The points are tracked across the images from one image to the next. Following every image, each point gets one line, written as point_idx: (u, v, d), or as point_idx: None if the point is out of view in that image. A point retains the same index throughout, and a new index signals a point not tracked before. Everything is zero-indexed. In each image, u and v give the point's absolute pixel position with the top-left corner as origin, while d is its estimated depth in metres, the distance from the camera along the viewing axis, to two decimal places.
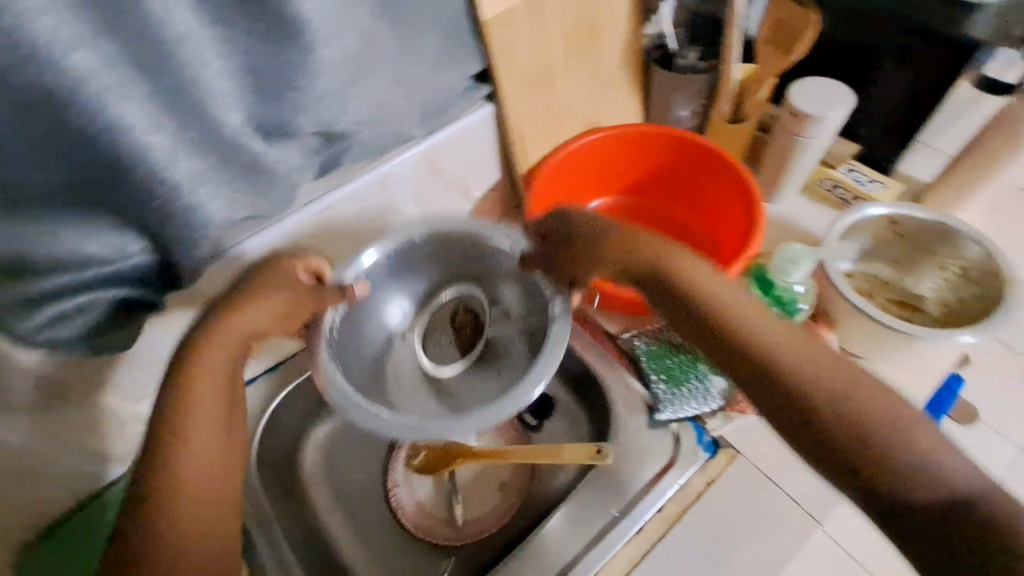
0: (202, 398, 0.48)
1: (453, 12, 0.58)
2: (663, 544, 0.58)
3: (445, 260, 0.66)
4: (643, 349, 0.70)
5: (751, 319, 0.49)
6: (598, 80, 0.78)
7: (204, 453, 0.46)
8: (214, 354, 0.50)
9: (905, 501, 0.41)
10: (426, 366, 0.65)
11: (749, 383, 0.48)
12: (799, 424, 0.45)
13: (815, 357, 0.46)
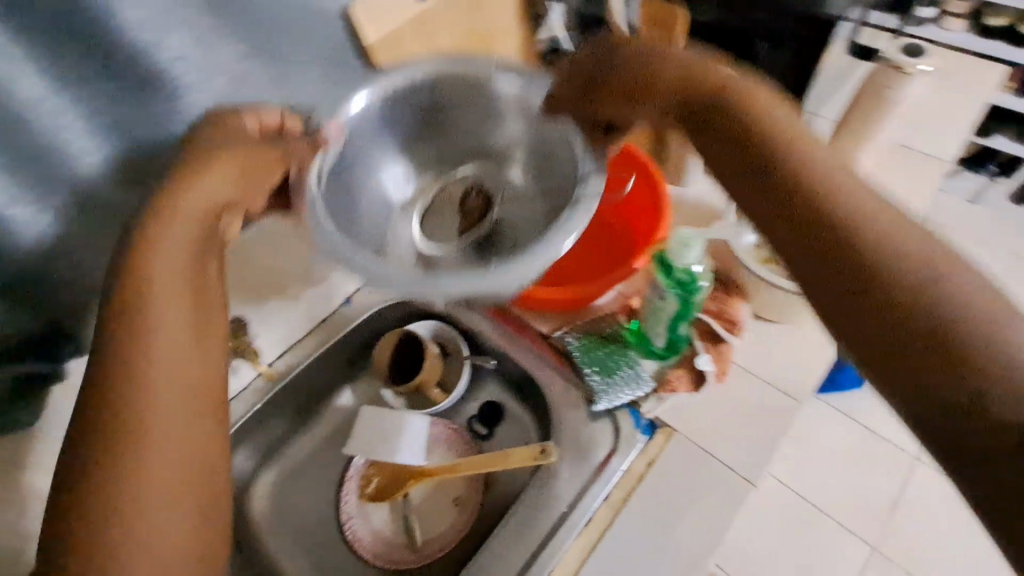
0: (170, 299, 0.42)
1: (325, 42, 0.60)
2: (612, 531, 0.60)
3: (432, 117, 0.62)
4: (575, 344, 0.71)
5: (815, 153, 0.40)
6: None
7: (176, 369, 0.41)
8: (167, 250, 0.44)
9: (954, 333, 0.30)
10: (417, 241, 0.62)
11: (774, 206, 0.39)
12: (829, 261, 0.35)
13: (897, 218, 0.36)
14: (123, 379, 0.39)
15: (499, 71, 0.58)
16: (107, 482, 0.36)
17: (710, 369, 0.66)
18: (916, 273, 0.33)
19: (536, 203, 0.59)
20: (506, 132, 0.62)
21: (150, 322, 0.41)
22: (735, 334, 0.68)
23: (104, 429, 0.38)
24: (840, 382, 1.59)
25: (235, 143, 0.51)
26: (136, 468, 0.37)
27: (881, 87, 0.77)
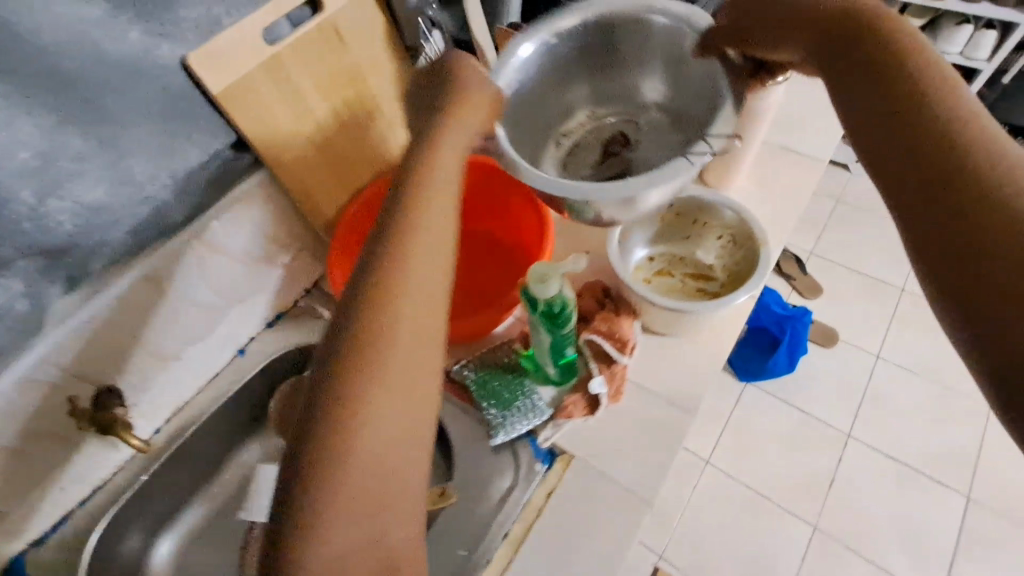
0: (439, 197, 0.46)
1: (169, 90, 0.54)
2: (512, 569, 0.59)
3: (591, 56, 0.72)
4: (473, 377, 0.69)
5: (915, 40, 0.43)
6: (376, 120, 0.75)
7: (423, 265, 0.43)
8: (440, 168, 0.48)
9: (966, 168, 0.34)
10: (602, 159, 0.76)
11: (884, 117, 0.40)
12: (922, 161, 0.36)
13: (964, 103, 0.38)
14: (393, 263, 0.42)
15: (658, 18, 0.66)
16: (400, 330, 0.40)
17: (603, 391, 0.66)
18: (1006, 168, 0.33)
19: (660, 148, 0.73)
20: (653, 82, 0.73)
21: (418, 224, 0.44)
22: (626, 353, 0.67)
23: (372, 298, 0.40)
24: (771, 369, 1.64)
25: (466, 97, 0.54)
26: (369, 329, 0.39)
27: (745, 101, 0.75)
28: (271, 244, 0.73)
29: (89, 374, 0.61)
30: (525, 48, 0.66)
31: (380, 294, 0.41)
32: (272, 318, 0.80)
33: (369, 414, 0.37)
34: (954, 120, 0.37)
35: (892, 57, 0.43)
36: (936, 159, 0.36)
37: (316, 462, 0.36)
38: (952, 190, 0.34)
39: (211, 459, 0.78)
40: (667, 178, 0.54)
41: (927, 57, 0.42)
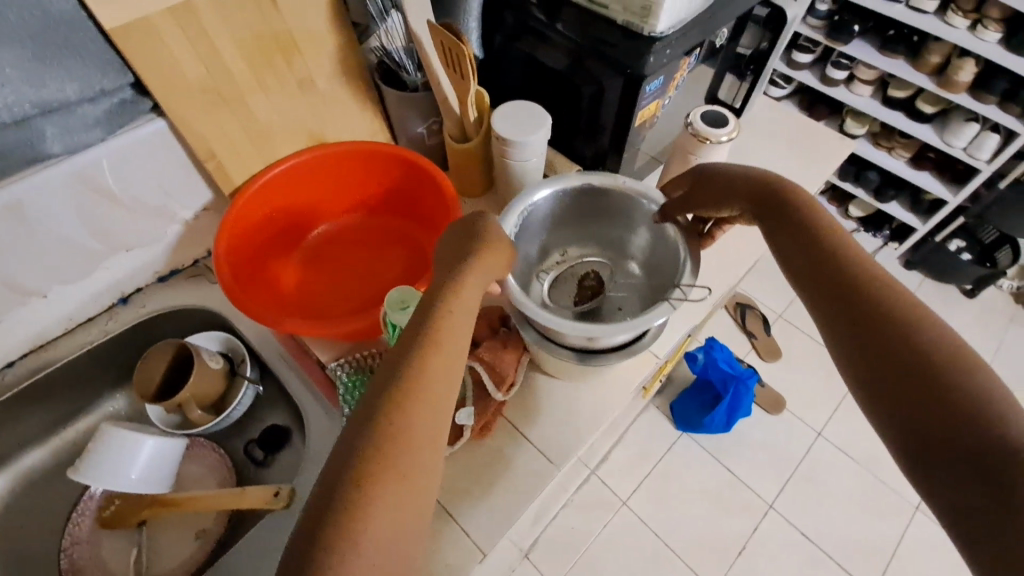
0: (465, 312, 0.47)
1: (51, 19, 0.50)
2: None
3: (586, 208, 0.70)
4: (344, 377, 0.66)
5: (847, 245, 0.50)
6: (307, 93, 0.72)
7: (448, 363, 0.43)
8: (472, 286, 0.49)
9: (945, 394, 0.38)
10: (574, 306, 0.70)
11: (832, 299, 0.47)
12: (850, 325, 0.45)
13: (915, 314, 0.43)
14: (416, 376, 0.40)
15: (646, 201, 0.65)
16: (421, 440, 0.39)
17: (468, 424, 0.62)
18: (924, 346, 0.41)
19: (635, 297, 0.69)
20: (637, 238, 0.70)
21: (448, 333, 0.44)
22: (502, 390, 0.64)
23: (396, 403, 0.39)
24: (707, 425, 1.61)
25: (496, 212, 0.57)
26: (397, 434, 0.38)
27: (686, 154, 0.69)
28: (170, 198, 0.70)
29: None
30: (536, 195, 0.65)
31: (410, 401, 0.39)
32: (166, 274, 0.78)
33: (374, 520, 0.35)
34: (866, 283, 0.46)
35: (806, 226, 0.52)
36: (862, 322, 0.45)
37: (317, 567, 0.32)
38: (878, 351, 0.43)
39: (68, 405, 0.75)
40: (639, 325, 0.57)
41: (836, 226, 0.52)
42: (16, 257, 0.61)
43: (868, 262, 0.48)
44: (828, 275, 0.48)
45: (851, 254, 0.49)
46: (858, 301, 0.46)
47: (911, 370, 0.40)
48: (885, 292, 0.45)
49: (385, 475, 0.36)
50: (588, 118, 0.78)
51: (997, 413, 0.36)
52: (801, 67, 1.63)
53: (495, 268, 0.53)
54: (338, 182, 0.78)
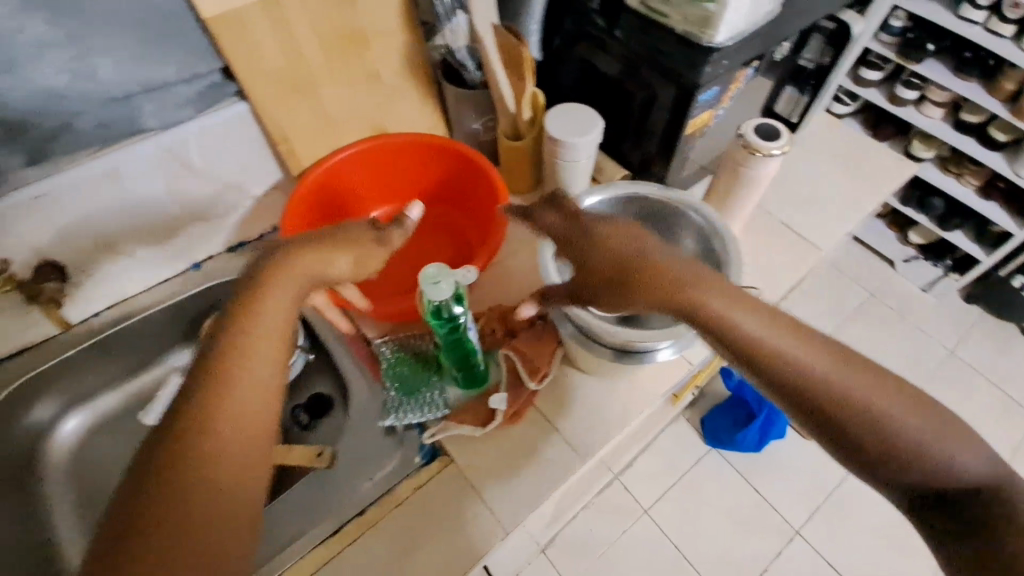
0: (274, 324, 0.46)
1: (160, 6, 0.57)
2: (352, 547, 0.61)
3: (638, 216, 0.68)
4: (388, 355, 0.71)
5: (746, 313, 0.46)
6: (374, 85, 0.77)
7: (251, 372, 0.43)
8: (272, 301, 0.46)
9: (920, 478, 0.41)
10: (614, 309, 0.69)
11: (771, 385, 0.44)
12: (821, 415, 0.43)
13: (825, 393, 0.43)
14: (213, 388, 0.41)
15: (693, 213, 0.63)
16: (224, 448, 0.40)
17: (501, 408, 0.65)
18: (885, 434, 0.42)
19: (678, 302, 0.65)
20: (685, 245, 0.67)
21: (254, 342, 0.44)
22: (536, 379, 0.67)
23: (208, 394, 0.41)
24: (738, 442, 1.58)
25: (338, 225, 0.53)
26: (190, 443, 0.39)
27: (736, 167, 0.68)
28: (242, 174, 0.76)
29: (31, 245, 0.64)
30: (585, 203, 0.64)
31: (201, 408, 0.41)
32: (234, 245, 0.84)
33: (170, 516, 0.37)
34: (783, 365, 0.44)
35: (692, 301, 0.47)
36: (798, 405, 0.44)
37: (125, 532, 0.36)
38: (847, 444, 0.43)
39: (137, 361, 0.80)
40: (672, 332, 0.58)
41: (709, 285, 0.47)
42: (111, 217, 0.68)
43: (771, 324, 0.46)
44: (753, 360, 0.45)
45: (754, 325, 0.45)
46: (806, 384, 0.43)
47: (896, 447, 0.41)
48: (827, 363, 0.44)
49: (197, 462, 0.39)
50: (638, 122, 0.80)
51: (942, 474, 0.41)
52: (868, 84, 1.57)
53: (352, 277, 0.53)
54: (393, 171, 0.82)
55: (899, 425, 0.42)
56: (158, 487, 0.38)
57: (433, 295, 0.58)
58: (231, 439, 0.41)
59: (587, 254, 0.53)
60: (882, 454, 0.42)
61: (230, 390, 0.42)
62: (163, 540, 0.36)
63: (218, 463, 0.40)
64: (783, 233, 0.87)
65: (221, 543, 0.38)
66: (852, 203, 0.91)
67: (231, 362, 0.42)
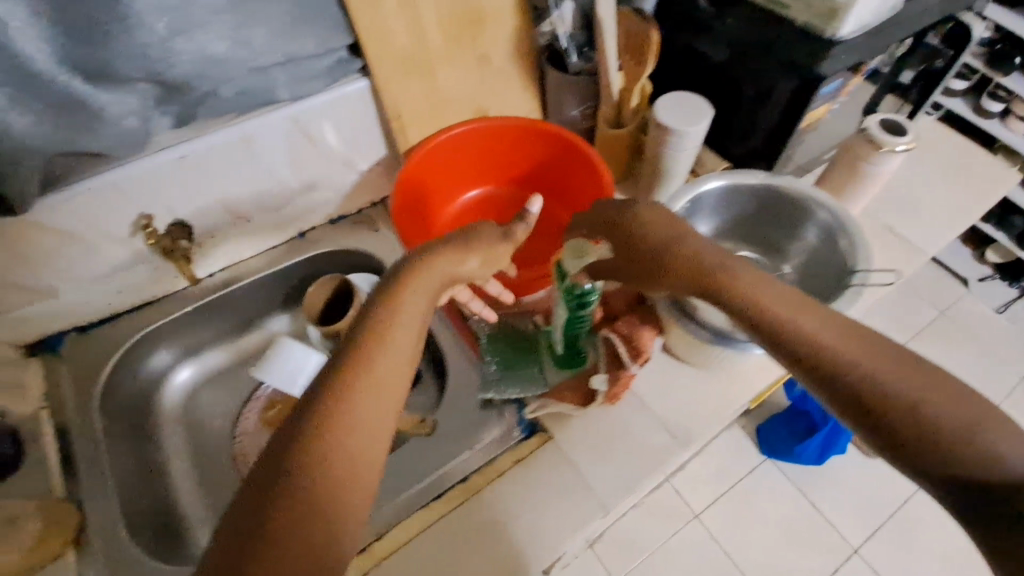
0: (410, 337, 0.46)
1: None
2: (455, 513, 0.62)
3: (754, 204, 0.65)
4: (487, 332, 0.73)
5: (776, 298, 0.47)
6: (484, 69, 0.79)
7: (389, 361, 0.44)
8: (415, 296, 0.50)
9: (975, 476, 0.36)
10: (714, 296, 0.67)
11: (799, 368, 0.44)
12: (834, 387, 0.42)
13: (853, 375, 0.41)
14: (355, 368, 0.42)
15: (822, 211, 0.61)
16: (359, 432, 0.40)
17: (602, 390, 0.65)
18: (930, 425, 0.38)
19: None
20: (801, 237, 0.64)
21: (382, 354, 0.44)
22: (638, 363, 0.66)
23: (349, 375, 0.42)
24: (796, 454, 1.54)
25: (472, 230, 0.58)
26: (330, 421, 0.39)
27: (858, 160, 0.68)
28: (353, 149, 0.79)
29: (167, 203, 0.68)
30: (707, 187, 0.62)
31: (329, 414, 0.40)
32: (336, 217, 0.88)
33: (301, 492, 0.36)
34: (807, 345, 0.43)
35: (720, 283, 0.49)
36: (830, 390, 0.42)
37: (253, 525, 0.35)
38: (889, 435, 0.39)
39: (239, 322, 0.84)
40: None
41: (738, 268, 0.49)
42: (236, 182, 0.72)
43: (796, 304, 0.46)
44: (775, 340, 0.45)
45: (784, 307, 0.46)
46: (827, 364, 0.42)
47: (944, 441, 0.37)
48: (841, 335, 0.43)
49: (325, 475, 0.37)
50: (744, 116, 0.79)
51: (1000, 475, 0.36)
52: (953, 93, 1.51)
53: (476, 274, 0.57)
54: (494, 154, 0.83)
55: (939, 415, 0.38)
56: (280, 497, 0.36)
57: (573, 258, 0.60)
58: (350, 444, 0.39)
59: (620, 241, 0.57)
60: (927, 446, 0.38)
61: (371, 373, 0.43)
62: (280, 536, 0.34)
63: (340, 466, 0.38)
64: (885, 237, 0.85)
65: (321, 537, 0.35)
66: (958, 210, 0.88)
67: (375, 345, 0.44)
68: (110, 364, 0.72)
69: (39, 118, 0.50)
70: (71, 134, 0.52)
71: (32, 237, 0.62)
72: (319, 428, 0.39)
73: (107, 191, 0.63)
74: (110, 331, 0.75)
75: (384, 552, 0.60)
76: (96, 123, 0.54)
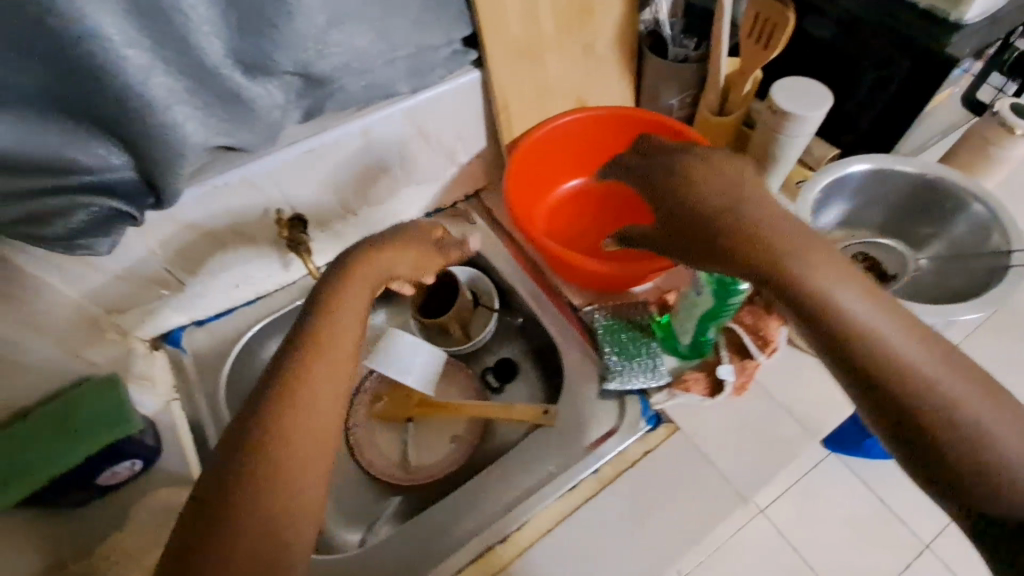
0: (354, 321, 0.53)
1: None
2: (591, 505, 0.62)
3: (896, 189, 0.64)
4: (602, 322, 0.72)
5: (833, 278, 0.42)
6: (589, 59, 0.78)
7: (331, 356, 0.49)
8: (358, 289, 0.56)
9: (991, 473, 0.37)
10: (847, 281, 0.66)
11: (834, 353, 0.41)
12: (868, 376, 0.40)
13: (891, 365, 0.39)
14: (310, 359, 0.48)
15: (977, 203, 0.59)
16: (308, 412, 0.45)
17: (729, 379, 0.66)
18: (950, 419, 0.38)
19: (930, 288, 0.62)
20: (945, 225, 0.63)
21: (336, 337, 0.50)
22: (765, 353, 0.66)
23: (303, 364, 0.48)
24: None
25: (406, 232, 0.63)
26: (288, 407, 0.44)
27: (987, 142, 0.68)
28: (457, 142, 0.79)
29: (288, 198, 0.69)
30: (851, 169, 0.61)
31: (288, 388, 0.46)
32: (432, 210, 0.88)
33: (262, 468, 0.41)
34: (849, 331, 0.40)
35: (782, 256, 0.43)
36: (862, 379, 0.40)
37: (228, 502, 0.39)
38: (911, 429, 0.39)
39: None
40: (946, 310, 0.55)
41: (795, 242, 0.43)
42: (352, 176, 0.73)
43: (857, 288, 0.41)
44: (817, 321, 0.41)
45: (830, 277, 0.42)
46: (867, 350, 0.40)
47: (955, 439, 0.38)
48: (892, 323, 0.40)
49: (298, 436, 0.43)
50: (856, 102, 0.77)
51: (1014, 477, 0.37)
52: None
53: (408, 271, 0.63)
54: (597, 144, 0.82)
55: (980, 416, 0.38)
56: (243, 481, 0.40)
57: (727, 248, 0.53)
58: (300, 428, 0.44)
59: (669, 200, 0.50)
60: (944, 442, 0.37)
61: (314, 363, 0.48)
62: (252, 510, 0.40)
63: (301, 444, 0.43)
64: None
65: (290, 507, 0.41)
66: None
67: (319, 339, 0.49)
68: (229, 357, 0.73)
69: (207, 110, 0.50)
70: (230, 127, 0.52)
71: (165, 232, 0.62)
72: (280, 412, 0.44)
73: (238, 186, 0.63)
74: (225, 327, 0.76)
75: (524, 543, 0.60)
76: (249, 117, 0.53)
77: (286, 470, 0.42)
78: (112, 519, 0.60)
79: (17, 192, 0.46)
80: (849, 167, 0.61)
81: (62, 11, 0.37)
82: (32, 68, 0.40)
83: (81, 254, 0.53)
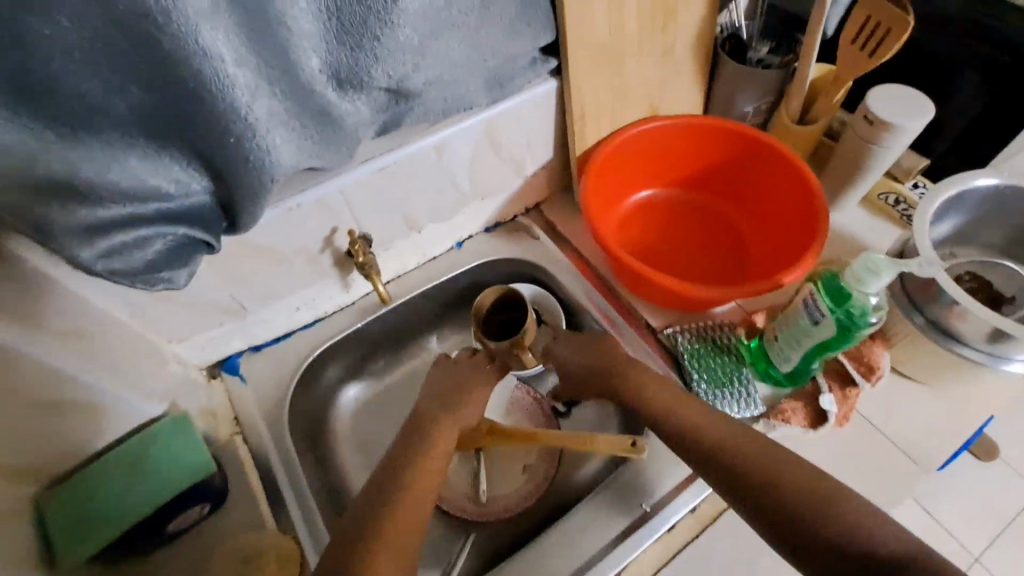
0: (440, 454, 0.62)
1: None
2: (692, 547, 0.58)
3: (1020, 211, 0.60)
4: (686, 346, 0.68)
5: (677, 407, 0.60)
6: (666, 65, 0.74)
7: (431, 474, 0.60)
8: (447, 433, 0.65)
9: (832, 538, 0.46)
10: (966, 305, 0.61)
11: (698, 462, 0.56)
12: (723, 476, 0.54)
13: (730, 462, 0.54)
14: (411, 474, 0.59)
15: None
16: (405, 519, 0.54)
17: (831, 410, 0.62)
18: (783, 494, 0.49)
19: None
20: None
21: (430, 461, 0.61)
22: (868, 381, 0.63)
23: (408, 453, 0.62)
24: None
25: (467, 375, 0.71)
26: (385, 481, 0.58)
27: None
28: (526, 154, 0.75)
29: (357, 217, 0.65)
30: (976, 182, 0.59)
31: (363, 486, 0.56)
32: (492, 224, 0.83)
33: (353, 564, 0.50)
34: (695, 440, 0.57)
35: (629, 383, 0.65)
36: (726, 480, 0.53)
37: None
38: (761, 506, 0.50)
39: (399, 339, 0.80)
40: None
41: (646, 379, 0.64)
42: (421, 193, 0.68)
43: (696, 408, 0.59)
44: (675, 439, 0.58)
45: (674, 407, 0.60)
46: (711, 454, 0.55)
47: (785, 506, 0.49)
48: (714, 425, 0.57)
49: (399, 515, 0.54)
50: (952, 110, 0.73)
51: (855, 532, 0.46)
52: None
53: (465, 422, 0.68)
54: (672, 155, 0.79)
55: (795, 483, 0.50)
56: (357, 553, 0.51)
57: (851, 274, 0.51)
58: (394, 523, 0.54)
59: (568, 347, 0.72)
60: (786, 514, 0.49)
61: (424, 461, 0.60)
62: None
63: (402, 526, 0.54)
64: None
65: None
66: None
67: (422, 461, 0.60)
68: (290, 385, 0.69)
69: (298, 129, 0.45)
70: (320, 148, 0.48)
71: (231, 257, 0.58)
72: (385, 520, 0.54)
73: (311, 208, 0.59)
74: (284, 352, 0.71)
75: None
76: (338, 139, 0.49)
77: (389, 537, 0.53)
78: (183, 567, 0.56)
79: (92, 225, 0.40)
80: (974, 180, 0.59)
81: (175, 29, 0.34)
82: (126, 80, 0.36)
83: (156, 287, 0.48)
